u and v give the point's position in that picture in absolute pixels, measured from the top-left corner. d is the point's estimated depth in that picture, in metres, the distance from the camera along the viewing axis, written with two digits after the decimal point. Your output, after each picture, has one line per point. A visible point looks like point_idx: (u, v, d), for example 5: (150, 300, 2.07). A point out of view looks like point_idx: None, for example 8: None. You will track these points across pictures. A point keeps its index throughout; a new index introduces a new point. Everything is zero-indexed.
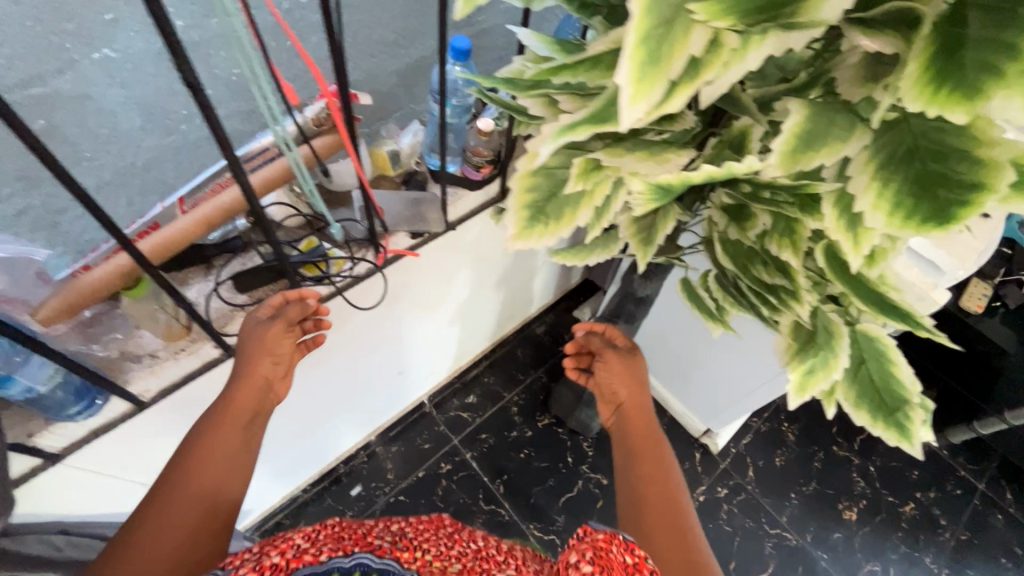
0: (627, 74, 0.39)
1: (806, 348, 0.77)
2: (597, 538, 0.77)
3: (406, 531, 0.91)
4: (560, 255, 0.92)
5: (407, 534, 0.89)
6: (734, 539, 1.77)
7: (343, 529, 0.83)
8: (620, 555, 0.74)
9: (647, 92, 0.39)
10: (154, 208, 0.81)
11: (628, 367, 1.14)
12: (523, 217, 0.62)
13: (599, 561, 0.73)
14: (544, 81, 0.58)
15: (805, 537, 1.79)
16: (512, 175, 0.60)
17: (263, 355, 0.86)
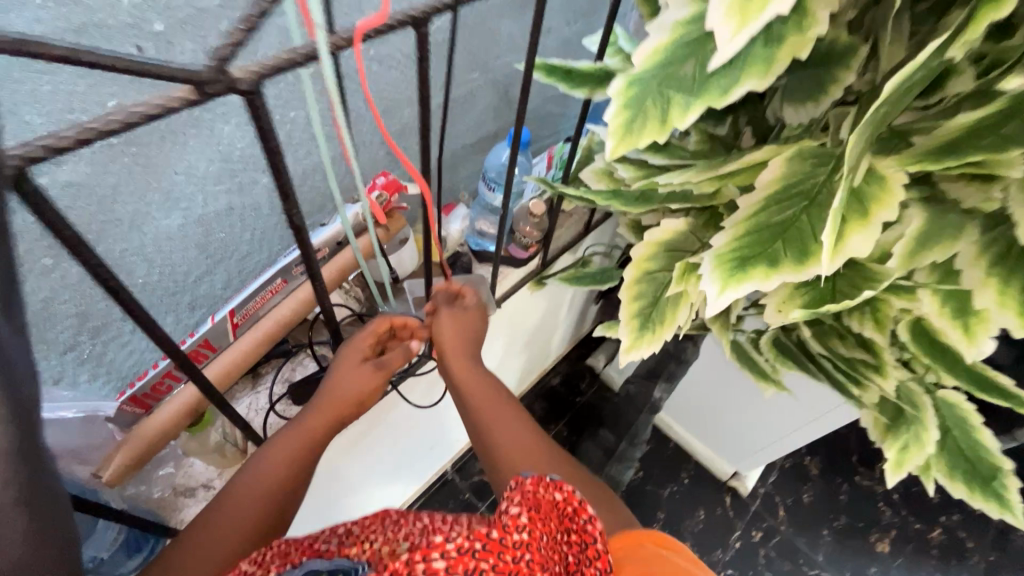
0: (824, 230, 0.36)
1: (896, 424, 0.76)
2: (523, 483, 0.59)
3: (351, 529, 0.68)
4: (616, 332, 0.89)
5: (353, 531, 0.67)
6: None
7: (286, 546, 0.61)
8: (549, 494, 0.60)
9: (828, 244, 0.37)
10: (203, 323, 0.74)
11: (461, 330, 0.79)
12: (633, 326, 0.59)
13: (531, 503, 0.56)
14: (655, 190, 0.56)
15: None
16: (620, 286, 0.59)
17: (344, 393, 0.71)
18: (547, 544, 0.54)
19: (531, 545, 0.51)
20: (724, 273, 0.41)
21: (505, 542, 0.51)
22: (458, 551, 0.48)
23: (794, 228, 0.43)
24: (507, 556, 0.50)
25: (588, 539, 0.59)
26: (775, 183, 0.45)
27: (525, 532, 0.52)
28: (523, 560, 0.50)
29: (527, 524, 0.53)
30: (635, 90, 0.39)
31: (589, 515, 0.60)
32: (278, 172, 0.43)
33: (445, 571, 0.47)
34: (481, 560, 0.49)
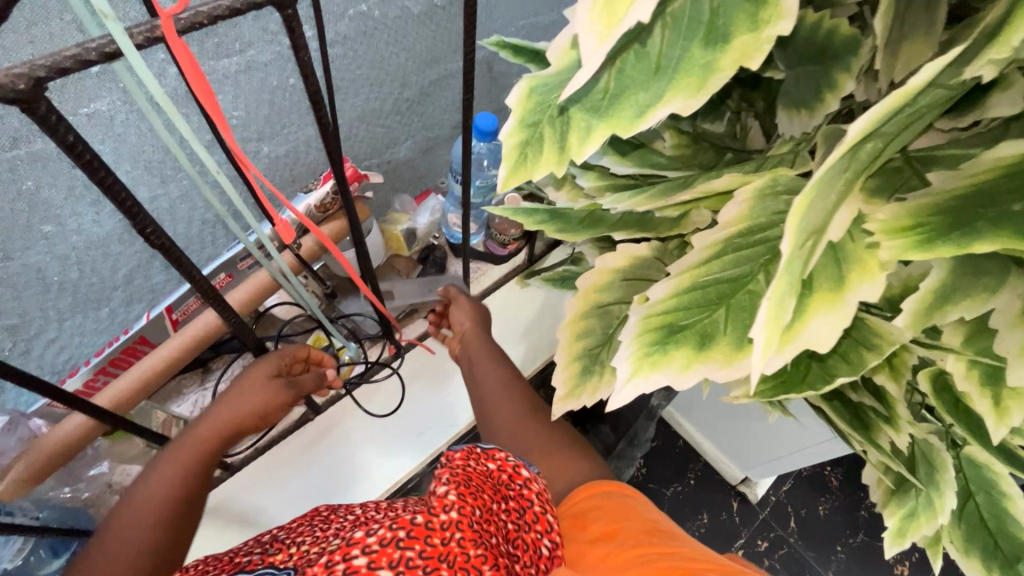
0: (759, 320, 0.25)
1: (902, 487, 0.64)
2: (454, 459, 0.50)
3: (278, 534, 0.59)
4: None
5: (279, 537, 0.59)
6: None
7: (209, 564, 0.54)
8: (482, 465, 0.50)
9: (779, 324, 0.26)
10: (139, 320, 0.69)
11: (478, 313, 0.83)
12: (573, 370, 0.50)
13: (461, 477, 0.47)
14: (605, 212, 0.46)
15: None
16: (561, 322, 0.50)
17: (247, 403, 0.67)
18: (483, 518, 0.45)
19: (462, 522, 0.43)
20: (642, 350, 0.31)
21: (432, 525, 0.42)
22: (379, 545, 0.40)
23: (743, 291, 0.33)
24: (436, 540, 0.42)
25: (525, 504, 0.51)
26: (731, 228, 0.34)
27: (456, 509, 0.43)
28: (453, 540, 0.42)
29: (457, 501, 0.44)
30: (535, 100, 0.29)
31: (527, 478, 0.53)
32: (108, 188, 0.35)
33: (368, 568, 0.39)
34: (407, 549, 0.41)
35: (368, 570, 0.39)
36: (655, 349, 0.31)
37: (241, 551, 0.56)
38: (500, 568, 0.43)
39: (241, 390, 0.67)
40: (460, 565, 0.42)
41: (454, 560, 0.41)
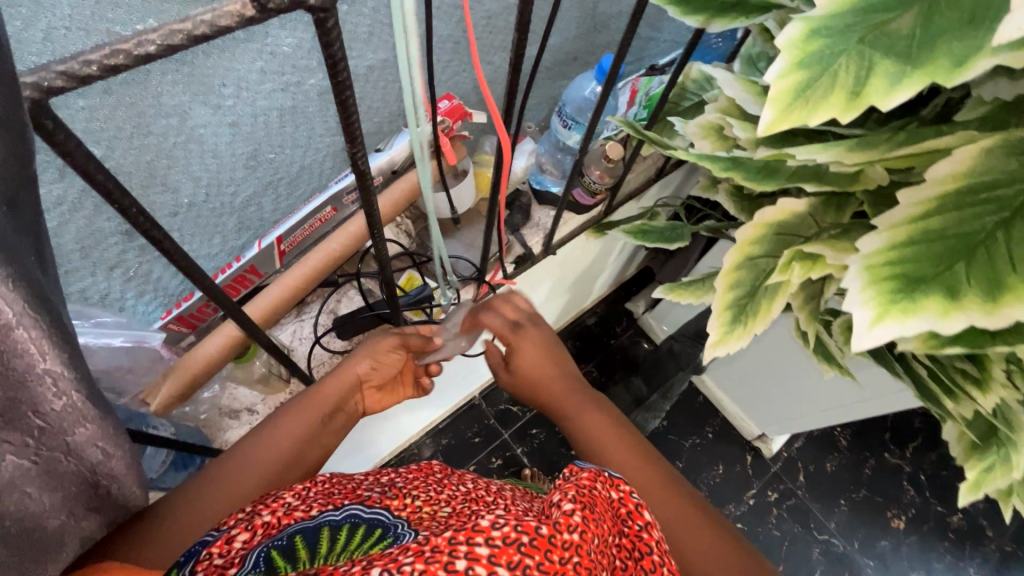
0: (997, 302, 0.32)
1: (984, 442, 0.67)
2: (580, 475, 0.44)
3: (394, 481, 0.53)
4: (676, 293, 0.77)
5: (395, 483, 0.52)
6: (783, 545, 1.48)
7: (333, 487, 0.49)
8: (605, 492, 0.45)
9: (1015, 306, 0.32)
10: (251, 249, 0.67)
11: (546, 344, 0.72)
12: (723, 318, 0.52)
13: (587, 500, 0.42)
14: (782, 164, 0.46)
15: (852, 544, 1.49)
16: (716, 273, 0.51)
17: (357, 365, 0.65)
18: (599, 549, 0.40)
19: (583, 546, 0.38)
20: (885, 297, 0.33)
21: (554, 540, 0.37)
22: (502, 541, 0.35)
23: (979, 249, 0.34)
24: (555, 558, 0.36)
25: (643, 548, 0.45)
26: (956, 179, 0.35)
27: (578, 531, 0.38)
28: (570, 563, 0.37)
29: (580, 523, 0.39)
30: (815, 44, 0.30)
31: (646, 521, 0.46)
32: (346, 109, 0.34)
33: (489, 561, 0.35)
34: (526, 556, 0.36)
35: (489, 564, 0.35)
36: (903, 298, 0.33)
37: (360, 484, 0.51)
38: None
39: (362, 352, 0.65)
40: None
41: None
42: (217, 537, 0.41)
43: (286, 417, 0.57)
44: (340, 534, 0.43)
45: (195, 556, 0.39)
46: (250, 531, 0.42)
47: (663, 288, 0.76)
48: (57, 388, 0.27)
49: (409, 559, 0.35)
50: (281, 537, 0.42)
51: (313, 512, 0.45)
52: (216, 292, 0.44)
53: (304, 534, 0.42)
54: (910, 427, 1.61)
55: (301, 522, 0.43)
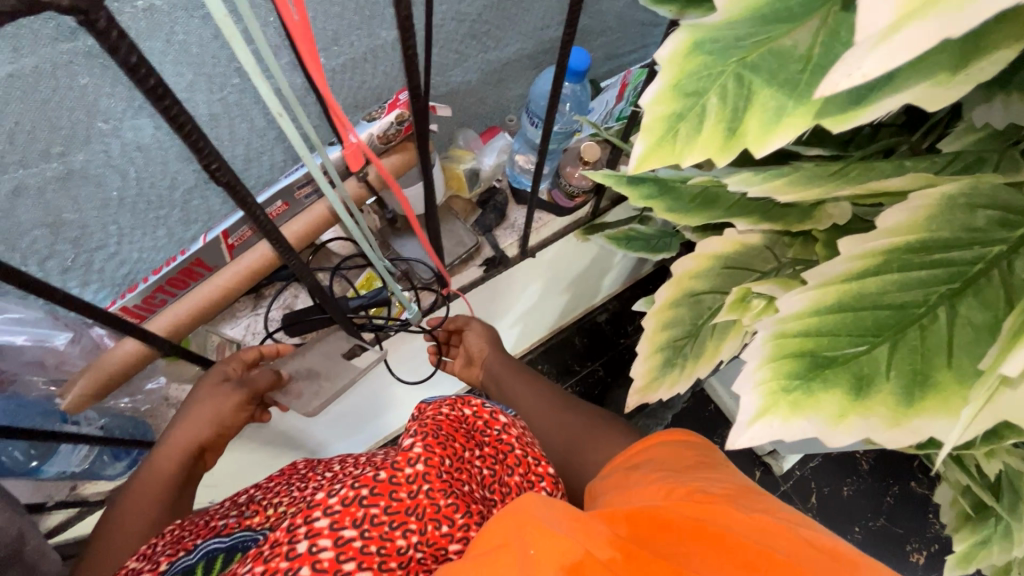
0: (895, 411, 0.25)
1: (982, 514, 0.57)
2: (432, 417, 0.50)
3: (254, 496, 0.57)
4: None
5: (255, 497, 0.56)
6: None
7: (185, 530, 0.52)
8: (456, 411, 0.53)
9: (936, 411, 0.25)
10: (196, 242, 0.65)
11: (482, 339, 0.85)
12: (654, 360, 0.46)
13: (429, 430, 0.47)
14: (721, 192, 0.39)
15: None
16: (648, 308, 0.45)
17: (195, 420, 0.62)
18: (452, 469, 0.45)
19: (429, 473, 0.42)
20: (778, 384, 0.26)
21: (397, 480, 0.41)
22: (342, 505, 0.38)
23: (914, 326, 0.27)
24: (402, 494, 0.40)
25: (506, 449, 0.53)
26: (899, 232, 0.28)
27: (422, 462, 0.43)
28: (421, 493, 0.41)
29: (423, 453, 0.43)
30: (693, 63, 0.23)
31: (502, 425, 0.55)
32: (173, 122, 0.30)
33: (331, 530, 0.38)
34: (371, 506, 0.39)
35: (332, 532, 0.37)
36: (797, 388, 0.26)
37: (217, 515, 0.55)
38: (472, 514, 0.43)
39: (190, 405, 0.63)
40: (431, 515, 0.41)
41: (424, 512, 0.40)
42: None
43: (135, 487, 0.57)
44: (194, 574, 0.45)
45: None
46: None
47: None
48: None
49: (249, 567, 0.37)
50: None
51: (162, 567, 0.47)
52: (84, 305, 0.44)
53: None
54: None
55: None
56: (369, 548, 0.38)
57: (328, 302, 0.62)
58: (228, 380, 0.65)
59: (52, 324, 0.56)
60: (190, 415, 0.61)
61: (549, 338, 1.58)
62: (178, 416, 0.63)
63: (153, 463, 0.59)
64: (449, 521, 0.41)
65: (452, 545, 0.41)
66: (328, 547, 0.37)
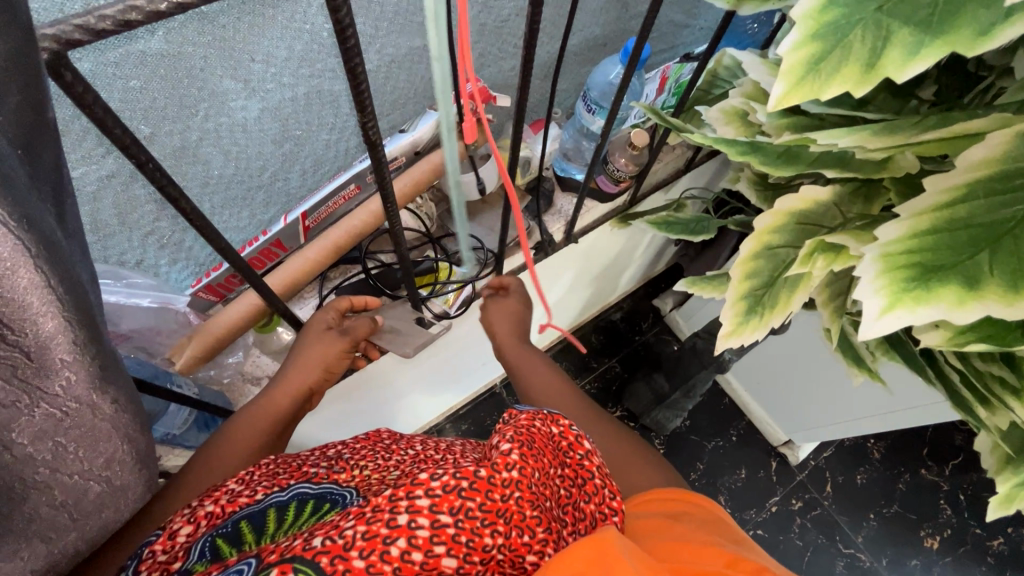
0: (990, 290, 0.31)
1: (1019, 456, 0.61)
2: (518, 418, 0.52)
3: (342, 454, 0.59)
4: (695, 285, 0.73)
5: (343, 456, 0.58)
6: (805, 556, 1.40)
7: (278, 467, 0.55)
8: (545, 428, 0.52)
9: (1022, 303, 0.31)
10: (276, 224, 0.71)
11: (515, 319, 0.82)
12: (738, 308, 0.51)
13: (524, 438, 0.47)
14: (801, 150, 0.45)
15: (880, 561, 1.40)
16: (732, 259, 0.50)
17: (306, 364, 0.68)
18: (540, 481, 0.45)
19: (522, 482, 0.42)
20: (896, 286, 0.31)
21: (494, 480, 0.42)
22: (443, 490, 0.40)
23: (1009, 236, 0.32)
24: (496, 495, 0.41)
25: (585, 475, 0.53)
26: (987, 162, 0.33)
27: (516, 468, 0.43)
28: (512, 498, 0.42)
29: (519, 460, 0.44)
30: (835, 14, 0.28)
31: (585, 450, 0.54)
32: (354, 76, 0.35)
33: (430, 511, 0.39)
34: (468, 499, 0.40)
35: (431, 513, 0.39)
36: (919, 286, 0.31)
37: (308, 462, 0.58)
38: (551, 531, 0.43)
39: (303, 345, 0.69)
40: (515, 522, 0.42)
41: (511, 517, 0.41)
42: (162, 535, 0.46)
43: (242, 419, 0.63)
44: (289, 512, 0.47)
45: (140, 555, 0.44)
46: (193, 524, 0.46)
47: (684, 281, 0.72)
48: (65, 346, 0.29)
49: (351, 524, 0.38)
50: (225, 525, 0.46)
51: (259, 495, 0.49)
52: (237, 260, 0.48)
53: (254, 516, 0.47)
54: (950, 443, 1.52)
55: (245, 508, 0.48)
56: (459, 537, 0.40)
57: (410, 270, 0.66)
58: (331, 329, 0.70)
59: (169, 290, 0.62)
60: (303, 358, 0.68)
61: (569, 335, 1.62)
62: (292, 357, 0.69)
63: (265, 401, 0.65)
64: (530, 531, 0.42)
65: (528, 554, 0.42)
66: (424, 526, 0.39)
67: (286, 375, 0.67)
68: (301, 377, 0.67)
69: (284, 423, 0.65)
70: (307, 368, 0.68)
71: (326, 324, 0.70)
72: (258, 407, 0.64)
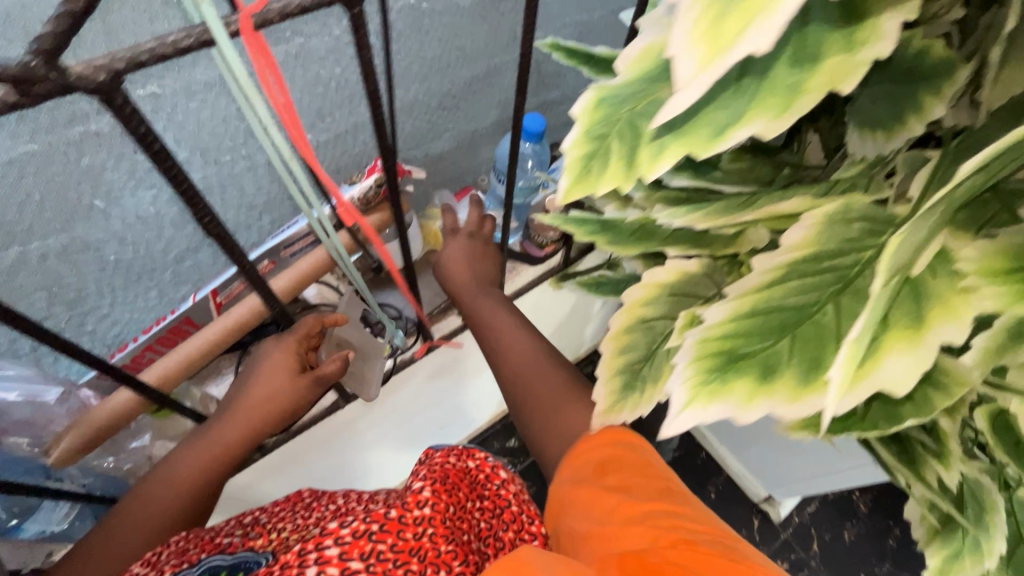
0: (780, 388, 0.30)
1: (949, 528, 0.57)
2: (435, 462, 0.56)
3: (259, 519, 0.60)
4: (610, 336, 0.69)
5: (260, 520, 0.59)
6: None
7: (189, 543, 0.54)
8: (462, 462, 0.59)
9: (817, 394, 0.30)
10: (185, 301, 0.70)
11: (470, 255, 0.78)
12: (615, 385, 0.49)
13: (437, 476, 0.53)
14: (654, 229, 0.45)
15: None
16: (602, 336, 0.48)
17: (261, 401, 0.67)
18: (455, 516, 0.49)
19: (433, 518, 0.46)
20: (698, 377, 0.30)
21: (404, 520, 0.45)
22: (352, 536, 0.43)
23: (808, 321, 0.31)
24: (407, 534, 0.45)
25: (503, 504, 0.58)
26: (799, 249, 0.32)
27: (428, 506, 0.47)
28: (425, 535, 0.45)
29: (430, 497, 0.48)
30: (604, 112, 0.29)
31: (502, 479, 0.60)
32: (172, 177, 0.36)
33: (339, 560, 0.42)
34: (379, 541, 0.43)
35: (340, 561, 0.42)
36: (714, 378, 0.30)
37: (223, 531, 0.57)
38: (468, 565, 0.46)
39: (260, 385, 0.68)
40: (431, 560, 0.44)
41: (425, 554, 0.44)
42: None
43: (178, 469, 0.62)
44: None
45: None
46: None
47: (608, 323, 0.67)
48: None
49: None
50: None
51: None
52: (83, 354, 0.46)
53: None
54: None
55: None
56: None
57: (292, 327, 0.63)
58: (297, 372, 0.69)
59: (44, 381, 0.62)
60: (256, 397, 0.67)
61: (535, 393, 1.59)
62: (247, 390, 0.68)
63: (210, 444, 0.64)
64: (445, 567, 0.44)
65: None
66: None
67: (237, 414, 0.66)
68: (252, 415, 0.66)
69: (227, 467, 0.65)
70: (260, 407, 0.67)
71: (288, 368, 0.69)
72: (201, 451, 0.64)
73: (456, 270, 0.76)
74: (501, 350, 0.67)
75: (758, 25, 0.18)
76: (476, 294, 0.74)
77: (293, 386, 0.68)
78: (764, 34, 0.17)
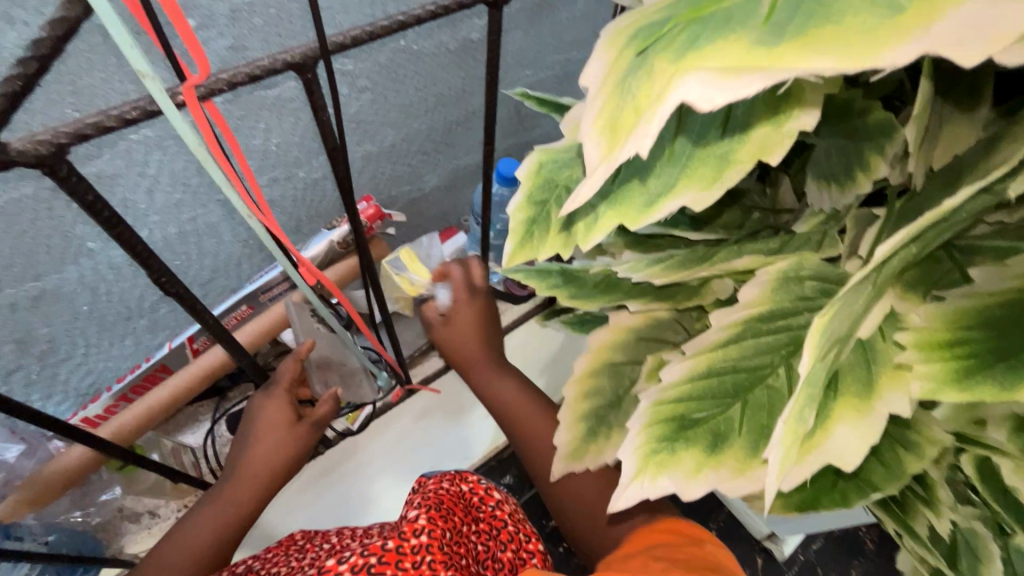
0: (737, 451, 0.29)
1: None
2: (429, 495, 0.57)
3: (254, 563, 0.57)
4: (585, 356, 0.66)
5: (253, 567, 0.57)
6: None
7: None
8: (455, 487, 0.60)
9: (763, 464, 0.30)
10: (162, 349, 0.73)
11: (472, 315, 0.69)
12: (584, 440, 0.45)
13: (432, 503, 0.54)
14: (617, 281, 0.45)
15: None
16: (567, 378, 0.45)
17: (265, 449, 0.68)
18: (451, 541, 0.51)
19: (430, 545, 0.47)
20: (648, 446, 0.29)
21: (403, 550, 0.47)
22: (352, 569, 0.44)
23: (761, 386, 0.31)
24: (406, 564, 0.46)
25: (497, 525, 0.60)
26: (755, 310, 0.31)
27: (425, 534, 0.49)
28: (424, 563, 0.47)
29: (426, 526, 0.50)
30: (544, 178, 0.29)
31: (496, 501, 0.62)
32: (124, 243, 0.36)
33: None
34: (376, 574, 0.45)
35: None
36: (665, 447, 0.29)
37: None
38: None
39: (260, 434, 0.69)
40: None
41: None
42: None
43: (194, 528, 0.64)
44: None
45: None
46: None
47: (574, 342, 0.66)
48: None
49: None
50: None
51: None
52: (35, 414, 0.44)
53: None
54: None
55: None
56: None
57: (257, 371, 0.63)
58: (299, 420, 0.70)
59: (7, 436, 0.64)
60: (261, 446, 0.68)
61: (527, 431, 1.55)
62: (248, 440, 0.69)
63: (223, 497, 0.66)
64: None
65: None
66: None
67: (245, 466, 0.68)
68: (259, 463, 0.68)
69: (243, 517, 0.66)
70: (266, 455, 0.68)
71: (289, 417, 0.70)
72: (216, 503, 0.65)
73: (463, 333, 0.68)
74: (516, 427, 0.63)
75: (639, 130, 0.17)
76: (485, 362, 0.67)
77: (296, 432, 0.70)
78: (641, 142, 0.17)
